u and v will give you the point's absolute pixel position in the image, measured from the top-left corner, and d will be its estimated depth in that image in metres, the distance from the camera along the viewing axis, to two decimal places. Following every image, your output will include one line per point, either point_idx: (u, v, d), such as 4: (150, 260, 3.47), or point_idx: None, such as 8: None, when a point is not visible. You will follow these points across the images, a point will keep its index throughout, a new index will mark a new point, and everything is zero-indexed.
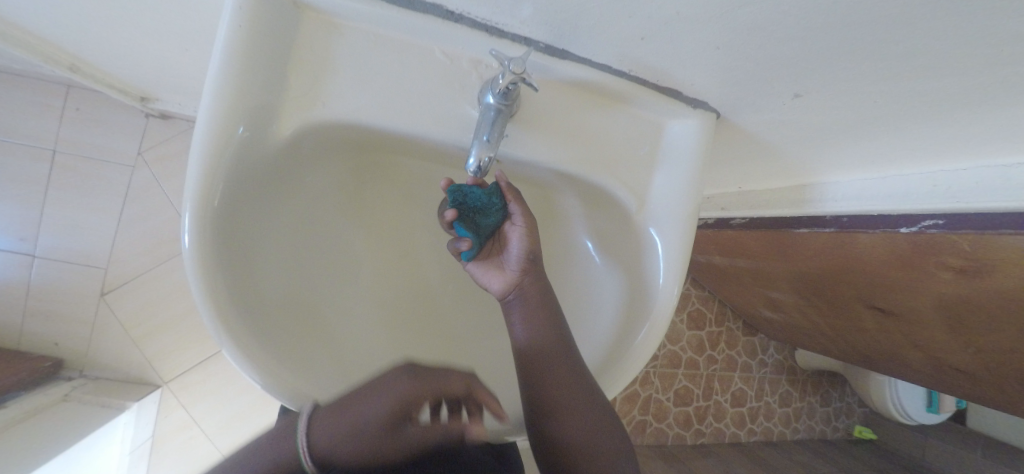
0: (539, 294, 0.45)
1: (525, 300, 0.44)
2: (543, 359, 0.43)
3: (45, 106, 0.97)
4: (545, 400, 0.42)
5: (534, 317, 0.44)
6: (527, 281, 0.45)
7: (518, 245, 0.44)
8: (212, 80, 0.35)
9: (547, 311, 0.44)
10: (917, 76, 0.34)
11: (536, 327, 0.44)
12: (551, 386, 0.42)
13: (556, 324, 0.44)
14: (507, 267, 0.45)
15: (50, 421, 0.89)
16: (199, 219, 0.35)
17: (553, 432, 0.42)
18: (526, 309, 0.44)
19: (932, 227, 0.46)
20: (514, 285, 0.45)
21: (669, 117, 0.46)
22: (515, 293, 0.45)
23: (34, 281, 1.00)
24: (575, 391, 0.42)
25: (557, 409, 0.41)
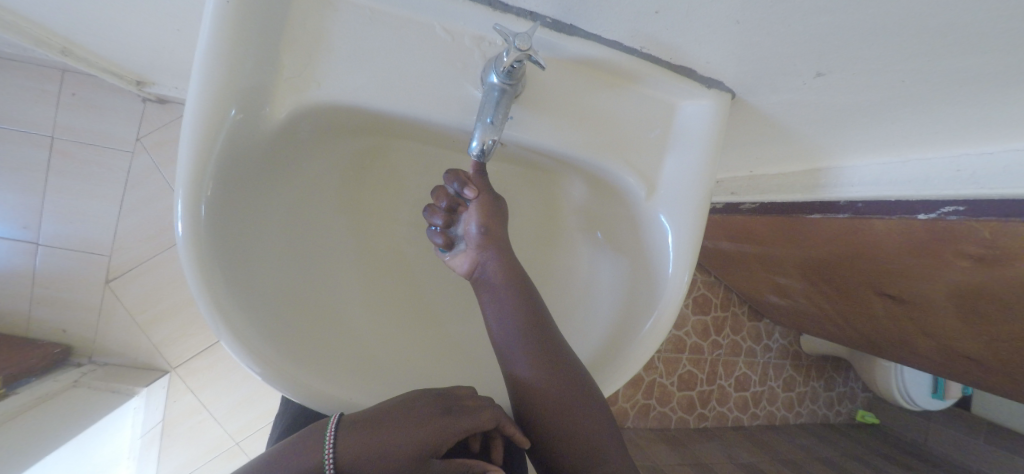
0: (507, 274, 0.42)
1: (492, 283, 0.43)
2: (517, 343, 0.41)
3: (41, 91, 0.95)
4: (525, 387, 0.41)
5: (503, 299, 0.42)
6: (491, 261, 0.42)
7: (477, 225, 0.42)
8: (202, 59, 0.34)
9: (515, 292, 0.42)
10: (949, 57, 0.32)
11: (506, 310, 0.42)
12: (530, 371, 0.40)
13: (527, 304, 0.42)
14: (468, 247, 0.43)
15: (61, 407, 0.90)
16: (192, 205, 0.34)
17: (539, 421, 0.40)
18: (495, 292, 0.42)
19: (951, 214, 0.44)
20: (479, 265, 0.43)
21: (681, 98, 0.44)
22: (482, 274, 0.43)
23: (39, 268, 0.99)
24: (556, 373, 0.41)
25: (539, 396, 0.40)
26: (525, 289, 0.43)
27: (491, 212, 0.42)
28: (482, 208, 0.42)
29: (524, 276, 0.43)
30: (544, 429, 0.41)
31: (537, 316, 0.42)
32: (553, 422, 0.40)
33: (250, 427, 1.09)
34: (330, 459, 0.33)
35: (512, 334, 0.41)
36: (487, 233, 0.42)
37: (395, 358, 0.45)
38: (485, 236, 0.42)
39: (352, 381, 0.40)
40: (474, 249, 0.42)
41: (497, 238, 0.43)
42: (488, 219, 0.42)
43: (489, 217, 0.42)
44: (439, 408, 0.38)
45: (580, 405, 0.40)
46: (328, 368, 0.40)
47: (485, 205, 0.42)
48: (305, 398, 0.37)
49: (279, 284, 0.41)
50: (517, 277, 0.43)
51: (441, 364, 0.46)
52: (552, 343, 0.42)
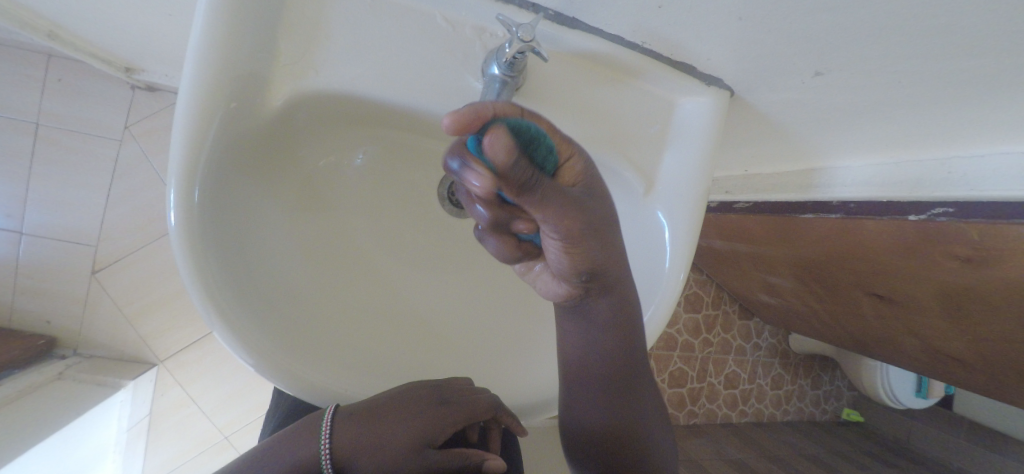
0: (611, 314, 0.39)
1: (591, 317, 0.40)
2: (597, 378, 0.42)
3: (26, 75, 0.93)
4: (588, 415, 0.43)
5: (596, 335, 0.41)
6: (597, 298, 0.38)
7: (559, 255, 0.33)
8: (195, 47, 0.33)
9: (615, 334, 0.41)
10: (945, 59, 0.33)
11: (596, 346, 0.41)
12: (597, 404, 0.43)
13: (622, 346, 0.41)
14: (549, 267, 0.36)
15: (45, 399, 0.89)
16: (185, 194, 0.33)
17: (591, 444, 0.44)
18: (587, 327, 0.40)
19: (942, 215, 0.45)
20: (575, 297, 0.37)
21: (681, 94, 0.44)
22: (580, 306, 0.39)
23: (23, 258, 0.97)
24: (623, 409, 0.43)
25: (600, 424, 0.43)
26: (625, 332, 0.41)
27: (586, 247, 0.32)
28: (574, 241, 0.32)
29: (631, 319, 0.41)
30: (591, 452, 0.44)
31: (626, 359, 0.42)
32: (605, 450, 0.43)
33: (240, 421, 1.08)
34: (325, 449, 0.33)
35: (595, 368, 0.42)
36: (584, 272, 0.34)
37: (393, 351, 0.44)
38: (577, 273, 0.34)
39: (351, 374, 0.40)
40: (565, 280, 0.35)
41: (607, 281, 0.37)
42: (586, 258, 0.33)
43: (587, 254, 0.33)
44: (435, 398, 0.38)
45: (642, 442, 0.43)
46: (326, 360, 0.39)
47: (577, 239, 0.31)
48: (301, 390, 0.37)
49: (280, 282, 0.40)
50: (621, 319, 0.40)
51: (439, 357, 0.46)
52: (630, 382, 0.43)
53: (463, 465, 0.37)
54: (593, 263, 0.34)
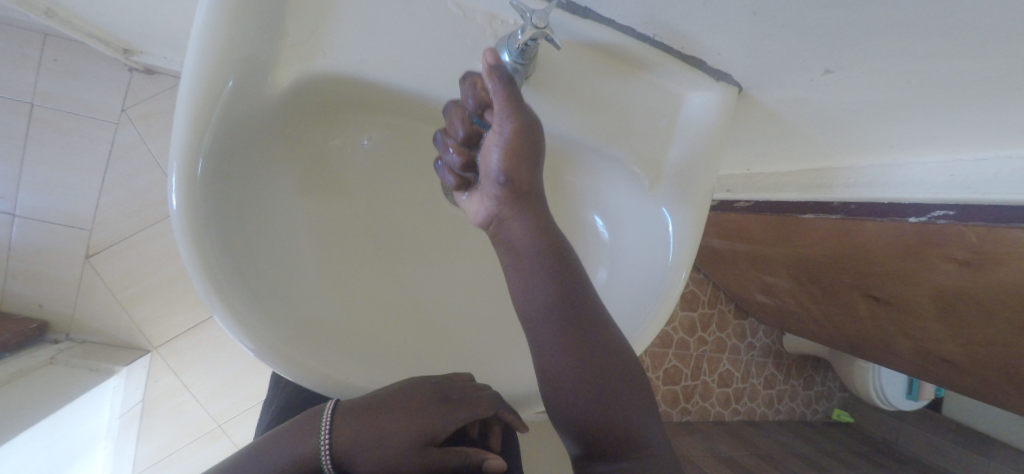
0: (532, 238, 0.38)
1: (517, 249, 0.39)
2: (543, 323, 0.38)
3: (21, 54, 0.91)
4: (552, 369, 0.39)
5: (530, 272, 0.38)
6: (516, 218, 0.38)
7: (497, 166, 0.36)
8: (200, 28, 0.32)
9: (552, 275, 0.38)
10: (955, 61, 0.32)
11: (531, 284, 0.38)
12: (558, 356, 0.38)
13: (558, 284, 0.38)
14: (483, 186, 0.38)
15: (38, 383, 0.88)
16: (185, 176, 0.32)
17: (566, 405, 0.39)
18: (515, 257, 0.39)
19: (942, 218, 0.46)
20: (500, 215, 0.39)
21: (689, 88, 0.44)
22: (503, 232, 0.39)
23: (16, 241, 0.96)
24: (588, 357, 0.38)
25: (567, 378, 0.38)
26: (557, 261, 0.38)
27: (518, 150, 0.35)
28: (507, 141, 0.35)
29: (559, 243, 0.39)
30: (570, 413, 0.39)
31: (573, 295, 0.38)
32: (582, 407, 0.39)
33: (234, 410, 1.07)
34: (325, 446, 0.33)
35: (539, 313, 0.38)
36: (506, 179, 0.37)
37: (395, 339, 0.44)
38: (501, 182, 0.36)
39: (352, 362, 0.40)
40: (492, 194, 0.38)
41: (520, 187, 0.37)
42: (510, 163, 0.36)
43: (511, 154, 0.36)
44: (436, 396, 0.37)
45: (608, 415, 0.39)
46: (328, 348, 0.39)
47: (512, 139, 0.35)
48: (300, 375, 0.37)
49: (282, 268, 0.40)
50: (546, 243, 0.38)
51: (440, 347, 0.46)
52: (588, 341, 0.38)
53: (463, 463, 0.37)
54: (512, 165, 0.36)
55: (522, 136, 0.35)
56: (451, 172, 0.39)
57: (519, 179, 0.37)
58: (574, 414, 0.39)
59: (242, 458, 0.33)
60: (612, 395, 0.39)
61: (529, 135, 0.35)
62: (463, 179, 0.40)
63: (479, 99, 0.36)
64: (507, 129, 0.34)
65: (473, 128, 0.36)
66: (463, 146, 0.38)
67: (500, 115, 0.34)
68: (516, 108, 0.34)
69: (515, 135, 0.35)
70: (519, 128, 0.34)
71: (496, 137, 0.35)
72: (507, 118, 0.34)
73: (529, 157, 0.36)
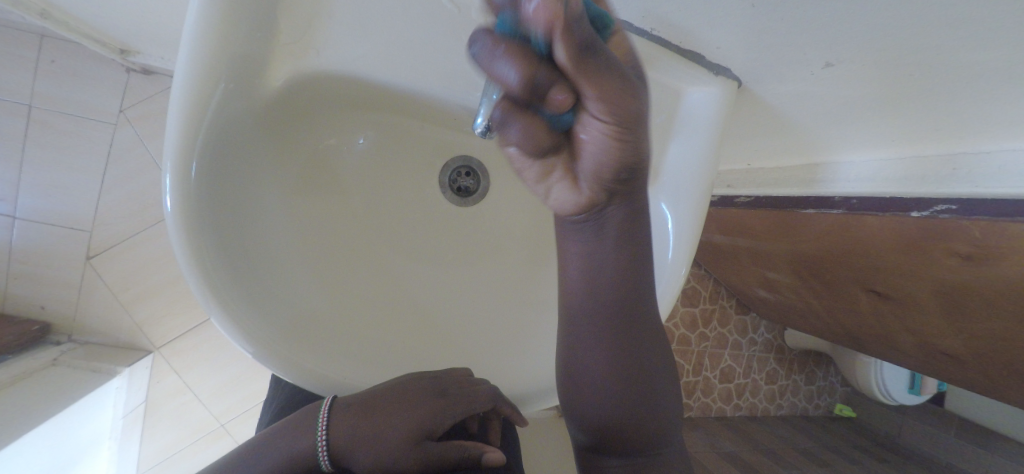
0: (612, 234, 0.35)
1: (595, 239, 0.35)
2: (595, 315, 0.39)
3: (18, 57, 0.91)
4: (598, 360, 0.40)
5: (601, 265, 0.37)
6: (608, 213, 0.33)
7: (598, 162, 0.28)
8: (191, 27, 0.32)
9: (620, 271, 0.37)
10: (957, 54, 0.32)
11: (600, 277, 0.37)
12: (603, 350, 0.39)
13: (624, 281, 0.38)
14: (575, 180, 0.30)
15: (40, 384, 0.88)
16: (180, 178, 0.32)
17: (594, 396, 0.40)
18: (586, 249, 0.36)
19: (945, 212, 0.45)
20: (588, 211, 0.33)
21: (688, 83, 0.43)
22: (589, 225, 0.34)
23: (17, 243, 0.97)
24: (633, 351, 0.40)
25: (604, 371, 0.40)
26: (628, 260, 0.37)
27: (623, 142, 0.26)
28: (611, 130, 0.26)
29: (637, 243, 0.37)
30: (589, 405, 0.40)
31: (635, 291, 0.39)
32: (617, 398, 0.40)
33: (236, 410, 1.08)
34: (322, 443, 0.33)
35: (596, 304, 0.39)
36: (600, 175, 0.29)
37: (393, 338, 0.44)
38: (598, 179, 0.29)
39: (350, 361, 0.40)
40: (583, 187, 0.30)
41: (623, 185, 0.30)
42: (613, 158, 0.27)
43: (616, 145, 0.27)
44: (431, 391, 0.37)
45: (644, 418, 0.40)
46: (325, 348, 0.39)
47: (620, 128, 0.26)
48: (297, 376, 0.37)
49: (281, 269, 0.40)
50: (624, 240, 0.36)
51: (439, 347, 0.46)
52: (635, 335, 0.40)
53: (462, 457, 0.36)
54: (617, 158, 0.27)
55: (632, 127, 0.26)
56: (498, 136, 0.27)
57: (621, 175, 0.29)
58: (605, 408, 0.40)
59: (239, 459, 0.33)
60: (642, 396, 0.40)
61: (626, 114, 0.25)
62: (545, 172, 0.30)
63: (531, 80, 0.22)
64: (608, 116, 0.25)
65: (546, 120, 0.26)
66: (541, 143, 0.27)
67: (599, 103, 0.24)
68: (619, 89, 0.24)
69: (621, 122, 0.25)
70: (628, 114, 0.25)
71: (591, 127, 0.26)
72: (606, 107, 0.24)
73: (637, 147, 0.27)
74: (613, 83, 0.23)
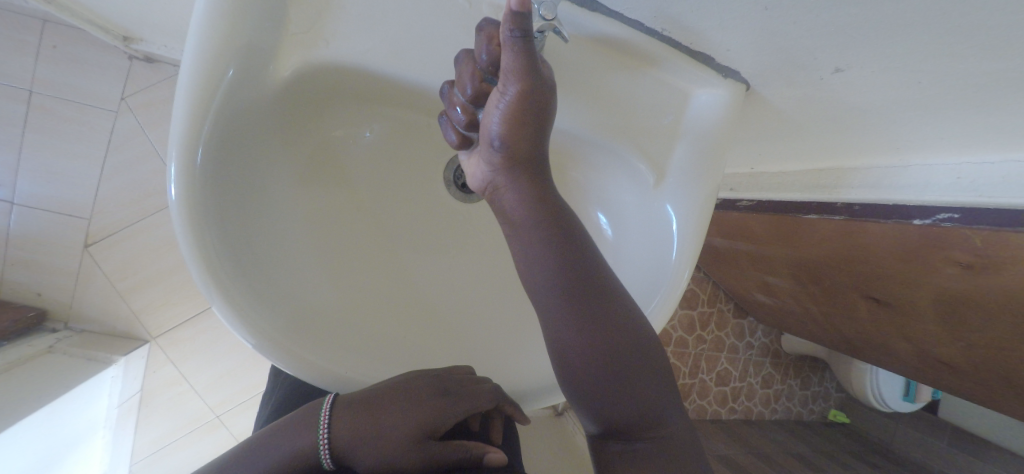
0: (528, 208, 0.38)
1: (513, 218, 0.39)
2: (544, 297, 0.38)
3: (20, 41, 0.90)
4: (561, 344, 0.38)
5: (529, 244, 0.38)
6: (510, 189, 0.39)
7: (497, 130, 0.36)
8: (201, 13, 0.32)
9: (553, 245, 0.38)
10: (969, 63, 0.32)
11: (534, 257, 0.38)
12: (566, 329, 0.38)
13: (563, 255, 0.38)
14: (483, 147, 0.38)
15: (36, 372, 0.88)
16: (185, 167, 0.32)
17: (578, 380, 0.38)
18: (511, 225, 0.39)
19: (946, 221, 0.46)
20: (495, 182, 0.39)
21: (697, 85, 0.43)
22: (498, 200, 0.40)
23: (15, 229, 0.96)
24: (596, 333, 0.37)
25: (576, 351, 0.37)
26: (558, 233, 0.38)
27: (517, 113, 0.35)
28: (509, 101, 0.34)
29: (561, 218, 0.39)
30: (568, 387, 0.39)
31: (580, 267, 0.38)
32: (587, 380, 0.38)
33: (232, 401, 1.07)
34: (323, 440, 0.33)
35: (540, 285, 0.38)
36: (504, 144, 0.37)
37: (394, 334, 0.44)
38: (498, 147, 0.37)
39: (350, 355, 0.39)
40: (488, 158, 0.38)
41: (520, 154, 0.37)
42: (510, 127, 0.35)
43: (513, 117, 0.35)
44: (434, 389, 0.37)
45: (627, 401, 0.37)
46: (325, 342, 0.39)
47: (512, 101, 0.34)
48: (299, 369, 0.36)
49: (281, 258, 0.40)
50: (546, 216, 0.38)
51: (441, 343, 0.45)
52: (593, 313, 0.37)
53: (464, 458, 0.36)
54: (515, 127, 0.35)
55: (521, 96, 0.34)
56: (453, 128, 0.39)
57: (519, 145, 0.37)
58: (585, 393, 0.38)
59: (239, 457, 0.33)
60: (621, 374, 0.37)
61: (536, 94, 0.34)
62: (466, 137, 0.39)
63: (492, 57, 0.34)
64: (513, 90, 0.33)
65: (483, 87, 0.35)
66: (471, 105, 0.36)
67: (506, 70, 0.32)
68: (527, 66, 0.32)
69: (520, 96, 0.34)
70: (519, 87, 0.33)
71: (500, 97, 0.34)
72: (515, 76, 0.32)
73: (534, 121, 0.36)
74: (519, 59, 0.32)
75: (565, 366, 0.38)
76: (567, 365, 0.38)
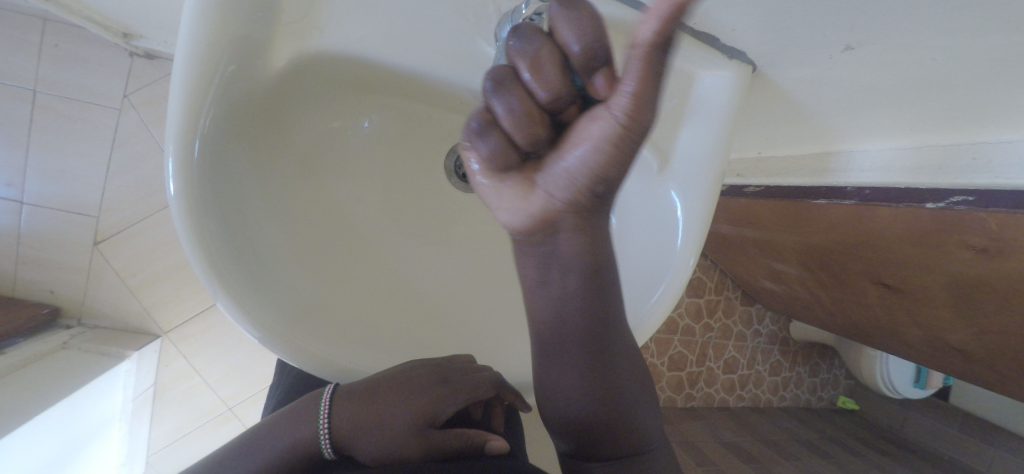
0: (578, 253, 0.34)
1: (554, 260, 0.35)
2: (567, 334, 0.39)
3: (22, 41, 0.90)
4: (569, 371, 0.40)
5: (561, 288, 0.36)
6: (561, 231, 0.33)
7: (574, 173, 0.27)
8: (192, 4, 0.31)
9: (583, 288, 0.36)
10: (986, 35, 0.30)
11: (564, 299, 0.37)
12: (572, 362, 0.39)
13: (592, 298, 0.37)
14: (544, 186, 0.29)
15: (51, 367, 0.89)
16: (182, 161, 0.32)
17: (563, 393, 0.40)
18: (553, 274, 0.35)
19: (961, 203, 0.44)
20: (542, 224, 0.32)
21: (701, 67, 0.42)
22: (547, 243, 0.34)
23: (25, 228, 0.97)
24: (604, 357, 0.40)
25: (573, 370, 0.40)
26: (593, 279, 0.36)
27: (611, 163, 0.26)
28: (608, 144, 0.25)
29: (598, 265, 0.36)
30: (572, 410, 0.40)
31: (602, 309, 0.38)
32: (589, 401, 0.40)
33: (243, 394, 1.09)
34: (324, 430, 0.33)
35: (560, 323, 0.38)
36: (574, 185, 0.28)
37: (398, 325, 0.44)
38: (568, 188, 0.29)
39: (354, 348, 0.39)
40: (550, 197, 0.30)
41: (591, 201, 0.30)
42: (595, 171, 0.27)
43: (599, 165, 0.27)
44: (434, 377, 0.37)
45: (626, 415, 0.41)
46: (330, 334, 0.39)
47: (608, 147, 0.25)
48: (302, 362, 0.37)
49: (283, 252, 0.40)
50: (585, 259, 0.35)
51: (443, 335, 0.45)
52: (605, 343, 0.39)
53: (466, 444, 0.36)
54: (604, 175, 0.27)
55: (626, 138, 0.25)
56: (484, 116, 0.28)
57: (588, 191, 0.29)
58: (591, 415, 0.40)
59: (240, 446, 0.33)
60: (621, 392, 0.41)
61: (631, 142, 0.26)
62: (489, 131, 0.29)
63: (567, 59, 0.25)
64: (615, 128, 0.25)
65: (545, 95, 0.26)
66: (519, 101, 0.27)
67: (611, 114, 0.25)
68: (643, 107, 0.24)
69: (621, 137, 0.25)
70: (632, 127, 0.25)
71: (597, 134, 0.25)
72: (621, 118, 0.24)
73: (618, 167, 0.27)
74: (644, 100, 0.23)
75: (575, 392, 0.40)
76: (581, 389, 0.40)
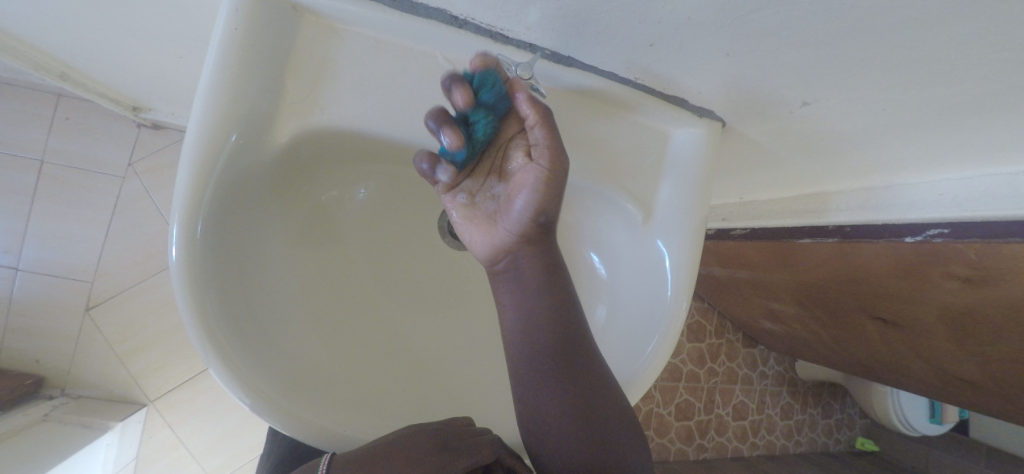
0: (536, 279, 0.41)
1: (522, 286, 0.41)
2: (544, 363, 0.42)
3: (33, 115, 0.94)
4: (550, 406, 0.42)
5: (532, 314, 0.42)
6: (524, 260, 0.40)
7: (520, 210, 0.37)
8: (206, 86, 0.34)
9: (551, 314, 0.42)
10: (930, 82, 0.33)
11: (535, 326, 0.42)
12: (552, 397, 0.42)
13: (561, 325, 0.42)
14: (499, 224, 0.39)
15: (31, 443, 0.85)
16: (187, 231, 0.33)
17: (553, 439, 0.41)
18: (521, 301, 0.42)
19: (937, 236, 0.46)
20: (506, 253, 0.40)
21: (674, 127, 0.46)
22: (512, 269, 0.41)
23: (17, 295, 0.96)
24: (584, 393, 0.41)
25: (560, 413, 0.41)
26: (558, 303, 0.42)
27: (544, 196, 0.36)
28: (538, 183, 0.36)
29: (561, 291, 0.42)
30: (557, 447, 0.41)
31: (573, 337, 0.42)
32: (572, 437, 0.41)
33: (231, 465, 1.04)
34: None
35: (536, 351, 0.42)
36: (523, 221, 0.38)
37: (392, 389, 0.44)
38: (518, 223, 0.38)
39: (349, 413, 0.39)
40: (508, 231, 0.39)
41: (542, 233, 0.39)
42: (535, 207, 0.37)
43: (538, 201, 0.36)
44: (434, 446, 0.36)
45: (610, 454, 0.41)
46: (324, 399, 0.39)
47: (539, 187, 0.36)
48: (294, 429, 0.36)
49: (281, 315, 0.40)
50: (548, 286, 0.42)
51: (439, 396, 0.45)
52: (581, 375, 0.42)
53: None
54: (543, 209, 0.37)
55: (552, 178, 0.35)
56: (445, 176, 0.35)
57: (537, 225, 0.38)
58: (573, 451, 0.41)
59: None
60: (605, 430, 0.42)
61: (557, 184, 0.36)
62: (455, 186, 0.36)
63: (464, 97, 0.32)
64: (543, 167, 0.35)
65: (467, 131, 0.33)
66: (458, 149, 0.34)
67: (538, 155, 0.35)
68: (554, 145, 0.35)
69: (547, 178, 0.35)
70: (552, 168, 0.35)
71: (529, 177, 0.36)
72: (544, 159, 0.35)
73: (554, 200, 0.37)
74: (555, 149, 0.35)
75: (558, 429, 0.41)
76: (563, 424, 0.41)
